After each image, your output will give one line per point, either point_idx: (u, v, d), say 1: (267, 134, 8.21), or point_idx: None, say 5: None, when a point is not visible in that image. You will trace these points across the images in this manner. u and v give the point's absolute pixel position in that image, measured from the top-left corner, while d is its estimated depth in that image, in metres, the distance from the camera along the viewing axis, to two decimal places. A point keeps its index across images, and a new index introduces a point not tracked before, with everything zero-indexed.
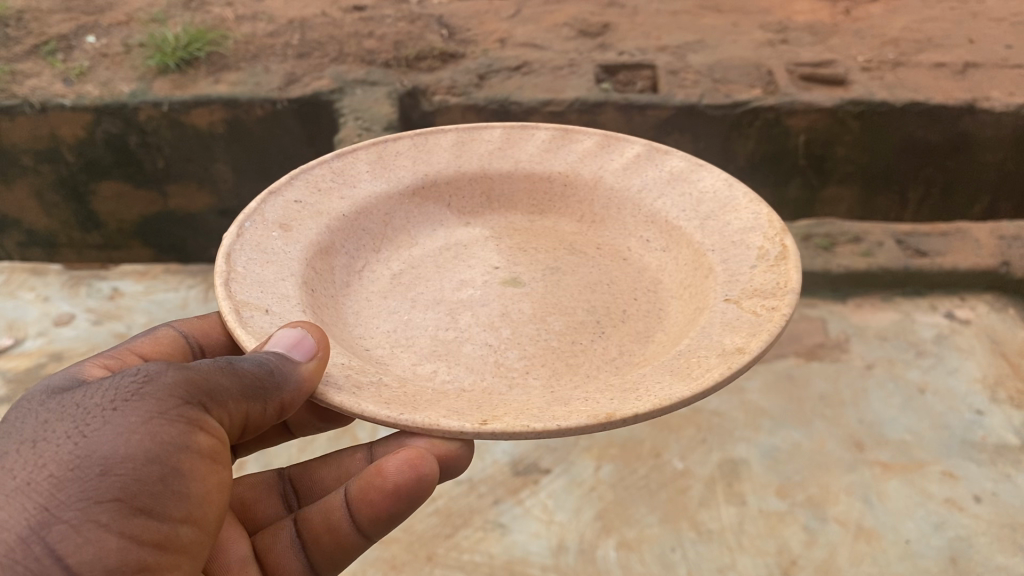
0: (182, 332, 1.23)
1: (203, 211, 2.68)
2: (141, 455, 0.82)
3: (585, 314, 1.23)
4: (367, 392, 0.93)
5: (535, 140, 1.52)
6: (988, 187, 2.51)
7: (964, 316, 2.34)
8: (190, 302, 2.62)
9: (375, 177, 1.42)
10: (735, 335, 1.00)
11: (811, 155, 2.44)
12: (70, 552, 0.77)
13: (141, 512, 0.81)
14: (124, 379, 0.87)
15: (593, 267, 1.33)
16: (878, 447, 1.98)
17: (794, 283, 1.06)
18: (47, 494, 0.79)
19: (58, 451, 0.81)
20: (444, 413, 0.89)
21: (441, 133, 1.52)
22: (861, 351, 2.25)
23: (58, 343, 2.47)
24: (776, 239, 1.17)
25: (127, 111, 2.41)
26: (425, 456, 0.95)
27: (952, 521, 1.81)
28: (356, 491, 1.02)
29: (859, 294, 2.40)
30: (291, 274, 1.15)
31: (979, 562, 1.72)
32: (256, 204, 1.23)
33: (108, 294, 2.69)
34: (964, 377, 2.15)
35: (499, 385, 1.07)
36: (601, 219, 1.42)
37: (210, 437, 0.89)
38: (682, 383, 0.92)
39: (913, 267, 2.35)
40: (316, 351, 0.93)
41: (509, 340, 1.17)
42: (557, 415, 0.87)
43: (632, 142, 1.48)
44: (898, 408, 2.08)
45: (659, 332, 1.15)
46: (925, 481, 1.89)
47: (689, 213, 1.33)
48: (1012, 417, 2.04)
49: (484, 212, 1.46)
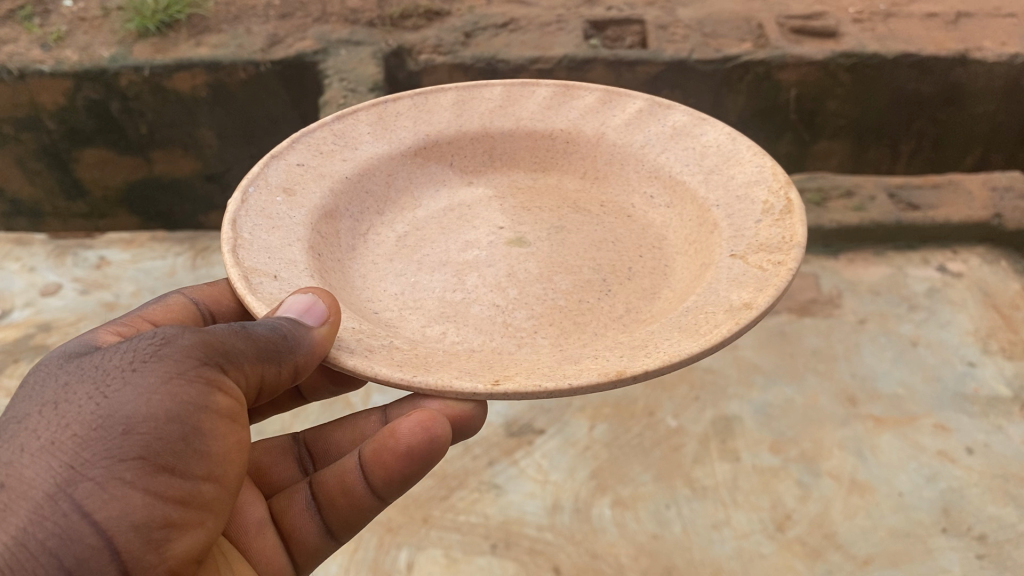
0: (193, 298, 1.20)
1: (189, 177, 2.66)
2: (162, 414, 0.81)
3: (591, 272, 1.21)
4: (380, 356, 0.92)
5: (535, 97, 1.49)
6: (980, 137, 2.50)
7: (956, 270, 2.33)
8: (179, 271, 2.35)
9: (376, 138, 1.39)
10: (742, 290, 0.99)
11: (801, 110, 2.42)
12: (96, 508, 0.75)
13: (164, 470, 0.80)
14: (141, 342, 0.85)
15: (597, 224, 1.32)
16: (872, 401, 1.98)
17: (800, 236, 1.04)
18: (71, 452, 0.77)
19: (80, 412, 0.79)
20: (456, 374, 0.88)
21: (440, 91, 1.49)
22: (854, 306, 2.24)
23: (47, 314, 2.22)
24: (781, 192, 1.15)
25: (108, 76, 2.37)
26: (437, 418, 0.95)
27: (945, 472, 1.81)
28: (370, 454, 1.02)
29: (851, 249, 2.40)
30: (297, 240, 1.13)
31: (971, 512, 1.73)
32: (259, 168, 1.20)
33: (95, 262, 2.42)
34: (957, 330, 2.15)
35: (508, 345, 1.06)
36: (603, 174, 1.41)
37: (227, 398, 0.88)
38: (691, 340, 0.90)
39: (906, 220, 2.32)
40: (328, 316, 0.93)
41: (517, 300, 1.16)
42: (567, 374, 0.86)
43: (634, 97, 1.45)
44: (891, 361, 2.08)
45: (666, 288, 1.14)
46: (918, 433, 1.90)
47: (694, 168, 1.31)
48: (1004, 368, 2.05)
49: (486, 170, 1.45)
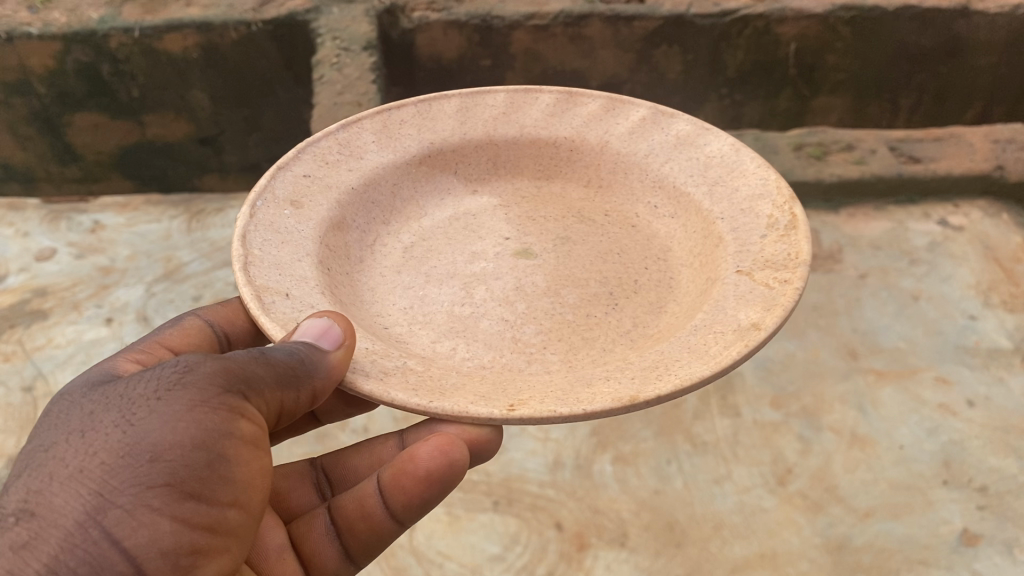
0: (208, 321, 1.23)
1: (182, 140, 2.64)
2: (187, 442, 0.83)
3: (597, 286, 1.21)
4: (395, 379, 0.91)
5: (539, 104, 1.46)
6: (981, 91, 2.47)
7: (957, 224, 2.31)
8: (175, 236, 2.29)
9: (381, 147, 1.37)
10: (750, 309, 0.98)
11: (801, 64, 2.40)
12: (125, 536, 0.78)
13: (190, 497, 0.82)
14: (165, 370, 0.88)
15: (602, 236, 1.32)
16: (873, 355, 1.98)
17: (806, 254, 1.03)
18: (100, 480, 0.79)
19: (107, 440, 0.82)
20: (472, 399, 0.88)
21: (443, 98, 1.46)
22: (855, 261, 2.23)
23: (41, 279, 2.14)
24: (784, 207, 1.13)
25: (98, 39, 2.33)
26: (455, 442, 0.96)
27: (946, 425, 1.81)
28: (389, 479, 1.02)
29: (852, 203, 2.37)
30: (307, 254, 1.12)
31: (972, 464, 1.73)
32: (265, 181, 1.18)
33: (89, 227, 2.32)
34: (958, 283, 2.14)
35: (518, 362, 1.07)
36: (608, 184, 1.40)
37: (251, 424, 0.90)
38: (699, 362, 0.90)
39: (907, 173, 2.30)
40: (342, 340, 0.92)
41: (525, 314, 1.17)
42: (580, 399, 0.86)
43: (638, 104, 1.42)
44: (892, 316, 2.07)
45: (671, 302, 1.15)
46: (919, 387, 1.89)
47: (698, 178, 1.29)
48: (1005, 321, 2.04)
49: (490, 178, 1.44)
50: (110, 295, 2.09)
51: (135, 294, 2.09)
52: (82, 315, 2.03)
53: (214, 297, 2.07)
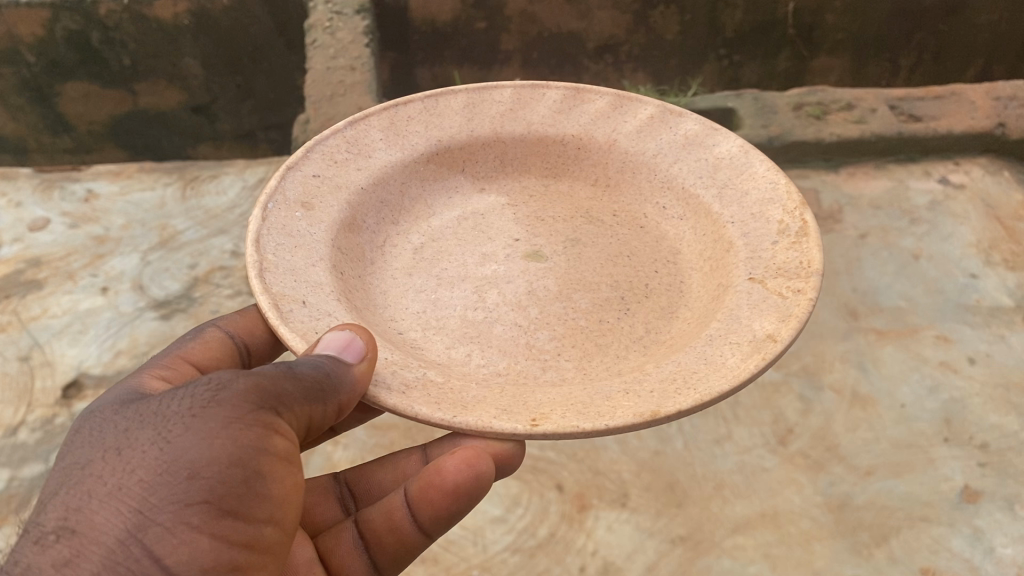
0: (228, 332, 1.22)
1: (175, 109, 2.63)
2: (225, 458, 0.81)
3: (609, 289, 1.19)
4: (418, 392, 0.89)
5: (546, 100, 1.43)
6: (980, 49, 2.60)
7: (958, 181, 2.30)
8: (170, 203, 2.27)
9: (389, 145, 1.33)
10: (764, 318, 0.96)
11: (800, 24, 2.52)
12: (166, 554, 0.76)
13: (229, 514, 0.80)
14: (198, 388, 0.86)
15: (612, 237, 1.29)
16: (873, 314, 1.97)
17: (818, 262, 1.01)
18: (139, 498, 0.77)
19: (144, 458, 0.80)
20: (494, 413, 0.86)
21: (451, 93, 1.42)
22: (854, 221, 2.21)
23: (35, 249, 2.12)
24: (795, 212, 1.11)
25: (87, 5, 2.30)
26: (481, 455, 0.94)
27: (947, 383, 1.81)
28: (415, 492, 1.01)
29: (851, 163, 2.36)
30: (320, 258, 1.08)
31: (973, 422, 1.73)
32: (276, 181, 1.15)
33: (83, 196, 2.29)
34: (959, 242, 2.13)
35: (533, 369, 1.06)
36: (616, 183, 1.37)
37: (284, 440, 0.88)
38: (717, 376, 0.89)
39: (907, 131, 2.30)
40: (365, 352, 0.89)
41: (539, 320, 1.14)
42: (602, 412, 0.85)
43: (646, 103, 1.40)
44: (893, 275, 2.06)
45: (683, 307, 1.13)
46: (920, 345, 1.89)
47: (706, 181, 1.27)
48: (1006, 279, 2.03)
49: (497, 176, 1.41)
50: (105, 264, 2.07)
51: (130, 264, 2.07)
52: (77, 285, 2.01)
53: (211, 265, 2.07)
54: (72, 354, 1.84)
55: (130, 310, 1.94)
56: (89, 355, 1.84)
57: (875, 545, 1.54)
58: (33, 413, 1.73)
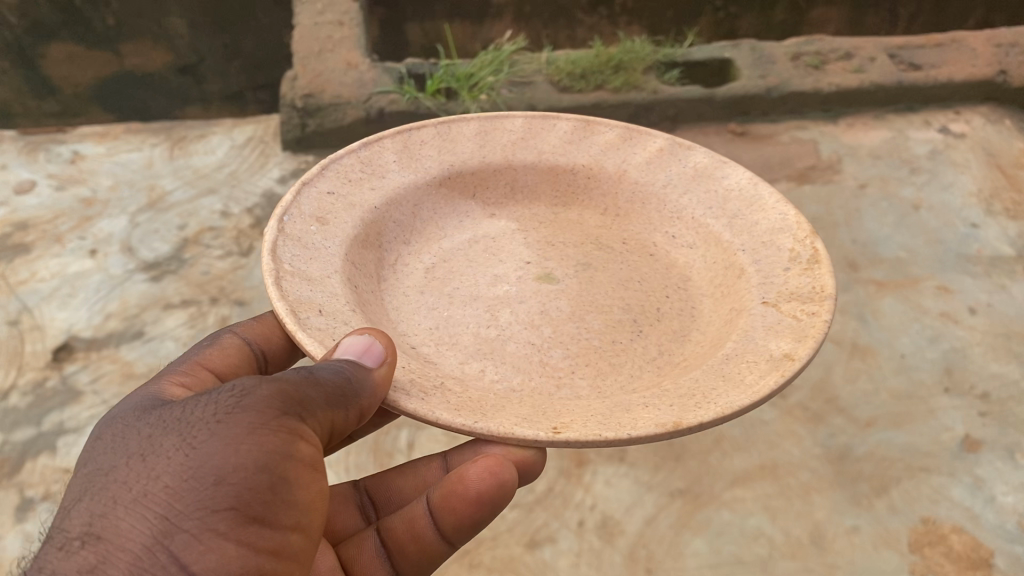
0: (246, 338, 1.12)
1: (162, 70, 2.61)
2: (252, 464, 0.75)
3: (620, 312, 1.12)
4: (437, 398, 0.85)
5: (556, 131, 1.35)
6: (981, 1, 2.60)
7: (958, 131, 2.28)
8: (159, 163, 2.24)
9: (403, 168, 1.25)
10: (779, 339, 0.93)
11: None
12: (193, 561, 0.70)
13: (256, 520, 0.74)
14: (222, 394, 0.80)
15: (622, 263, 1.22)
16: (873, 265, 1.94)
17: (831, 288, 0.97)
18: (165, 504, 0.72)
19: (169, 463, 0.74)
20: (515, 421, 0.82)
21: (463, 120, 1.34)
22: (854, 172, 2.18)
23: (21, 212, 2.08)
24: (806, 241, 1.06)
25: None
26: (504, 463, 0.90)
27: (948, 333, 1.79)
28: (439, 499, 0.96)
29: (850, 114, 2.34)
30: (336, 270, 1.03)
31: (974, 371, 1.71)
32: (291, 195, 1.08)
33: (69, 158, 2.26)
34: (960, 191, 2.10)
35: (547, 386, 1.00)
36: (625, 213, 1.30)
37: (310, 447, 0.81)
38: (737, 391, 0.85)
39: (907, 81, 2.29)
40: (385, 357, 0.85)
41: (551, 338, 1.08)
42: (622, 424, 0.81)
43: (655, 135, 1.32)
44: (893, 226, 2.03)
45: (696, 330, 1.07)
46: (920, 296, 1.87)
47: (717, 212, 1.20)
48: (1007, 228, 2.00)
49: (508, 204, 1.33)
50: (93, 227, 2.03)
51: (119, 225, 2.03)
52: (65, 248, 1.98)
53: (200, 225, 2.04)
54: (62, 318, 1.81)
55: (120, 272, 1.91)
56: (79, 317, 1.81)
57: (875, 496, 1.52)
58: (23, 377, 1.71)
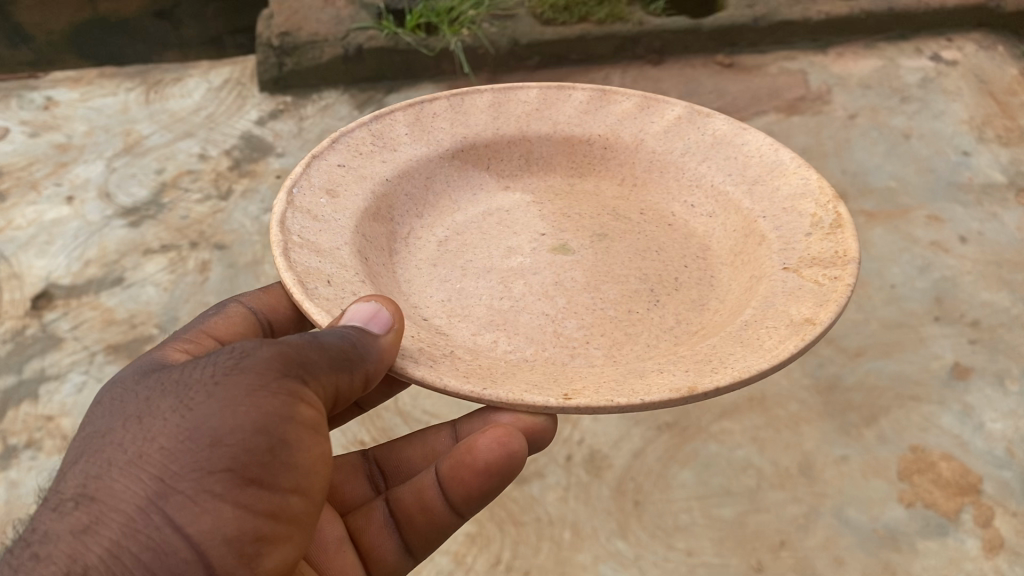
0: (251, 307, 1.09)
1: (137, 16, 2.57)
2: (249, 425, 0.72)
3: (638, 282, 1.07)
4: (446, 366, 0.83)
5: (572, 101, 1.31)
6: None
7: (950, 58, 2.24)
8: (134, 107, 2.19)
9: (415, 140, 1.22)
10: (800, 304, 0.89)
11: None
12: (188, 522, 0.68)
13: (254, 482, 0.71)
14: (221, 357, 0.77)
15: (639, 234, 1.16)
16: (863, 196, 1.91)
17: (855, 251, 0.94)
18: (159, 464, 0.69)
19: (164, 425, 0.71)
20: (525, 388, 0.80)
21: (477, 92, 1.30)
22: (844, 101, 2.14)
23: None
24: (829, 207, 1.03)
25: None
26: (513, 433, 0.87)
27: (938, 262, 1.77)
28: (447, 470, 0.92)
29: (840, 44, 2.30)
30: (345, 242, 0.99)
31: (965, 300, 1.70)
32: (299, 168, 1.05)
33: (42, 104, 2.21)
34: (951, 119, 2.07)
35: (561, 356, 0.96)
36: (642, 183, 1.25)
37: (311, 410, 0.77)
38: (756, 356, 0.82)
39: (898, 8, 2.26)
40: (392, 323, 0.82)
41: (566, 309, 1.04)
42: (636, 390, 0.79)
43: (673, 104, 1.29)
44: (883, 156, 2.00)
45: (715, 300, 1.03)
46: (911, 226, 1.84)
47: (737, 179, 1.16)
48: (999, 156, 1.98)
49: (522, 175, 1.28)
50: (69, 173, 2.00)
51: (95, 171, 1.99)
52: (40, 196, 1.94)
53: (178, 169, 2.00)
54: (40, 265, 1.78)
55: (97, 218, 1.88)
56: (57, 265, 1.78)
57: (865, 426, 1.51)
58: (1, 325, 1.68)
